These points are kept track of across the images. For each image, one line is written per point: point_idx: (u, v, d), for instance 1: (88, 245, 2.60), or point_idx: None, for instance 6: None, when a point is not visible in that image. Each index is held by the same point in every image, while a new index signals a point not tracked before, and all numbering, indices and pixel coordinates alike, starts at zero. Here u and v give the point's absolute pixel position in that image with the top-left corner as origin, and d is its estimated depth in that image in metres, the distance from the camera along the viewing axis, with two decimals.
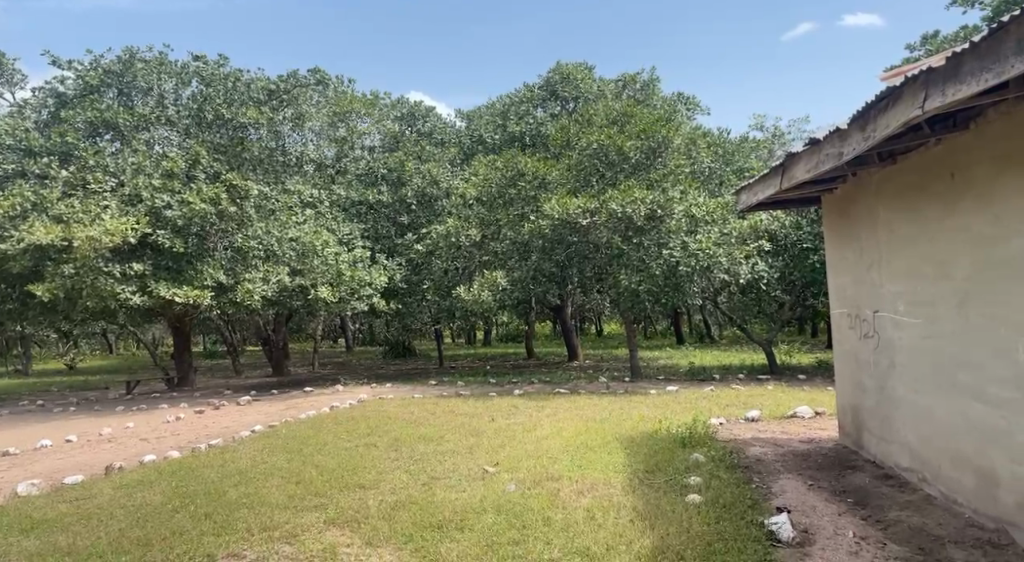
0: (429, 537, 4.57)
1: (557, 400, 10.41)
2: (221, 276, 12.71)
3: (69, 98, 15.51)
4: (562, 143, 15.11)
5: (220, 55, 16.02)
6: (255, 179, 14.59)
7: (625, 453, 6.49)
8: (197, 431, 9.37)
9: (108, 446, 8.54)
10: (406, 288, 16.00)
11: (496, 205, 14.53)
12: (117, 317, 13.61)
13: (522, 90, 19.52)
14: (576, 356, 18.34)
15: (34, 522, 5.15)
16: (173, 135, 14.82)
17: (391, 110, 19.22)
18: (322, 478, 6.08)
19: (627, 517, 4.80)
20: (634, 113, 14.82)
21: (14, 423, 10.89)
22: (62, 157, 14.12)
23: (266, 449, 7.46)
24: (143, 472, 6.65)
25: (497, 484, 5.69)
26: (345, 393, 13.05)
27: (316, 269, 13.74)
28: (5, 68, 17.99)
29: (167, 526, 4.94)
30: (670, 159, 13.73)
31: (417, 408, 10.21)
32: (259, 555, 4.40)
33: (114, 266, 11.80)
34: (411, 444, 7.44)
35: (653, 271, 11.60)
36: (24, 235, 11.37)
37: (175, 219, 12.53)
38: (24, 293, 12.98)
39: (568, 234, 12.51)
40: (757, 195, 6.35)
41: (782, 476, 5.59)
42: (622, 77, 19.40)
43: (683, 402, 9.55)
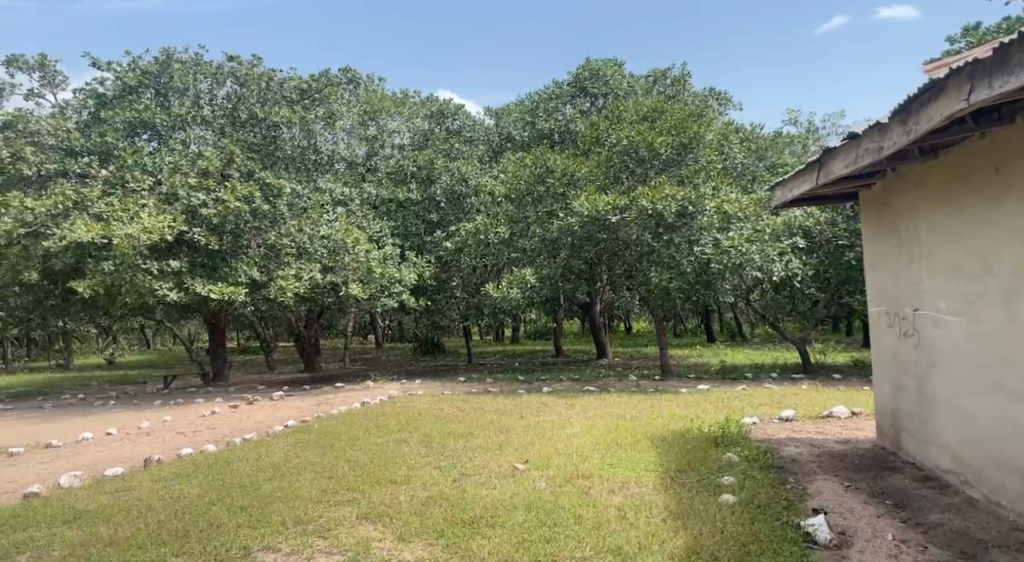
0: (460, 533, 4.58)
1: (587, 398, 10.37)
2: (255, 273, 12.92)
3: (108, 99, 15.85)
4: (591, 140, 15.02)
5: (254, 55, 16.23)
6: (287, 178, 14.75)
7: (657, 452, 6.44)
8: (232, 425, 9.52)
9: (147, 439, 8.72)
10: (436, 286, 16.11)
11: (525, 202, 14.54)
12: (154, 312, 13.91)
13: (551, 86, 19.41)
14: (605, 354, 18.24)
15: (76, 513, 5.27)
16: (208, 135, 14.99)
17: (421, 108, 19.29)
18: (355, 473, 6.15)
19: (660, 516, 4.76)
20: (665, 109, 14.69)
21: (57, 417, 11.18)
22: (102, 156, 14.44)
23: (300, 444, 7.55)
24: (181, 465, 6.78)
25: (528, 481, 5.70)
26: (376, 389, 13.15)
27: (347, 266, 13.95)
28: (48, 70, 18.45)
29: (204, 518, 5.03)
30: (702, 155, 13.58)
31: (447, 404, 10.25)
32: (293, 549, 4.44)
33: (152, 263, 12.04)
34: (441, 440, 7.48)
35: (684, 269, 11.49)
36: (66, 233, 11.67)
37: (211, 217, 12.75)
38: (66, 289, 13.30)
39: (597, 232, 12.42)
40: (791, 191, 6.26)
41: (818, 477, 5.50)
42: (653, 73, 19.25)
43: (715, 401, 9.45)
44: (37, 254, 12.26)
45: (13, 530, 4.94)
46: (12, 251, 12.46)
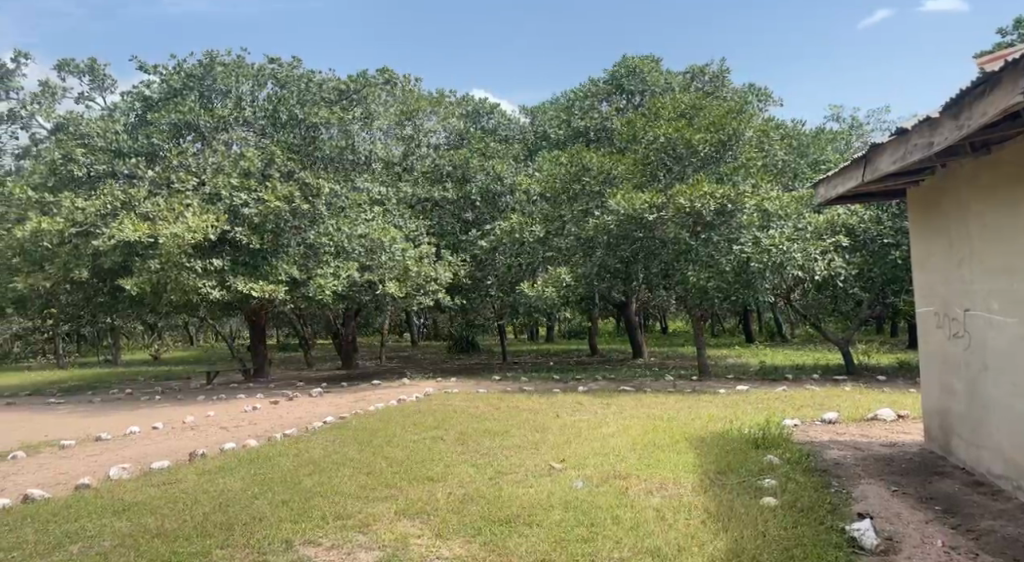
0: (498, 532, 4.59)
1: (623, 398, 10.31)
2: (295, 271, 13.13)
3: (155, 101, 16.24)
4: (629, 138, 14.92)
5: (294, 57, 16.54)
6: (326, 177, 14.92)
7: (696, 453, 6.37)
8: (272, 421, 9.69)
9: (190, 433, 8.92)
10: (471, 284, 16.17)
11: (562, 200, 14.49)
12: (198, 310, 14.25)
13: (587, 84, 19.30)
14: (641, 354, 18.08)
15: (125, 505, 5.42)
16: (250, 135, 15.27)
17: (457, 107, 19.32)
18: (393, 470, 6.20)
19: (699, 517, 4.71)
20: (703, 105, 14.49)
21: (105, 411, 11.52)
22: (148, 157, 14.81)
23: (338, 440, 7.64)
24: (223, 459, 6.93)
25: (565, 480, 5.67)
26: (412, 386, 13.27)
27: (384, 265, 14.08)
28: (97, 74, 19.01)
29: (248, 511, 5.14)
30: (741, 152, 13.33)
31: (482, 402, 10.28)
32: (334, 543, 4.50)
33: (196, 261, 12.32)
34: (478, 438, 7.50)
35: (723, 268, 11.33)
36: (114, 232, 12.02)
37: (252, 216, 13.00)
38: (114, 287, 13.68)
39: (634, 230, 12.32)
40: (836, 188, 6.12)
41: (864, 481, 5.37)
42: (691, 69, 19.01)
43: (755, 402, 9.31)
44: (87, 253, 12.60)
45: (66, 520, 5.09)
46: (64, 249, 12.80)
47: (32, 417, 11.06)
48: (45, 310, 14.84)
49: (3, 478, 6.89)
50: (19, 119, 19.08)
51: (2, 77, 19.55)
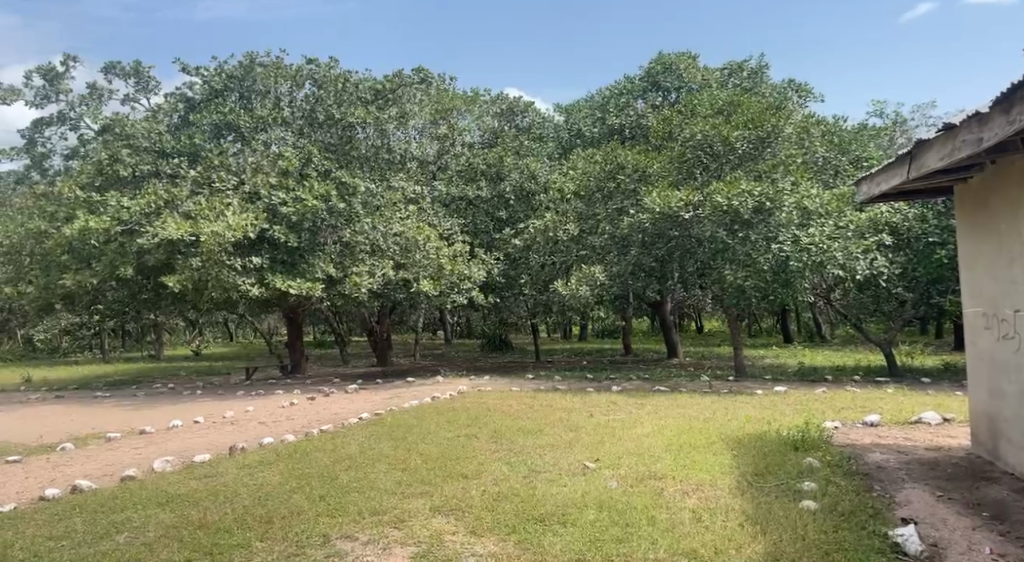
0: (531, 530, 4.59)
1: (657, 398, 10.21)
2: (331, 269, 13.31)
3: (197, 102, 16.60)
4: (664, 135, 14.77)
5: (331, 58, 16.74)
6: (362, 176, 15.14)
7: (732, 454, 6.28)
8: (308, 416, 9.84)
9: (230, 428, 9.10)
10: (505, 282, 16.17)
11: (595, 198, 14.58)
12: (237, 307, 14.53)
13: (622, 81, 19.20)
14: (676, 354, 17.89)
15: (168, 497, 5.55)
16: (288, 135, 15.42)
17: (491, 106, 19.37)
18: (428, 466, 6.26)
19: (736, 520, 4.64)
20: (742, 102, 14.27)
21: (148, 404, 11.82)
22: (190, 158, 15.15)
23: (373, 436, 7.74)
24: (262, 453, 7.06)
25: (598, 480, 5.66)
26: (446, 384, 13.33)
27: (419, 263, 14.15)
28: (142, 76, 19.49)
29: (287, 505, 5.22)
30: (781, 150, 13.06)
31: (515, 401, 10.28)
32: (371, 538, 4.55)
33: (236, 259, 12.59)
34: (511, 437, 7.51)
35: (760, 267, 11.19)
36: (158, 231, 12.31)
37: (289, 215, 13.24)
38: (157, 284, 14.01)
39: (669, 229, 12.23)
40: (879, 185, 5.96)
41: (907, 485, 5.24)
42: (729, 65, 18.81)
43: (793, 404, 9.15)
44: (132, 251, 12.92)
45: (112, 511, 5.23)
46: (110, 247, 13.16)
47: (79, 410, 11.41)
48: (92, 306, 15.27)
49: (53, 468, 7.11)
50: (68, 120, 19.66)
51: (52, 80, 20.15)
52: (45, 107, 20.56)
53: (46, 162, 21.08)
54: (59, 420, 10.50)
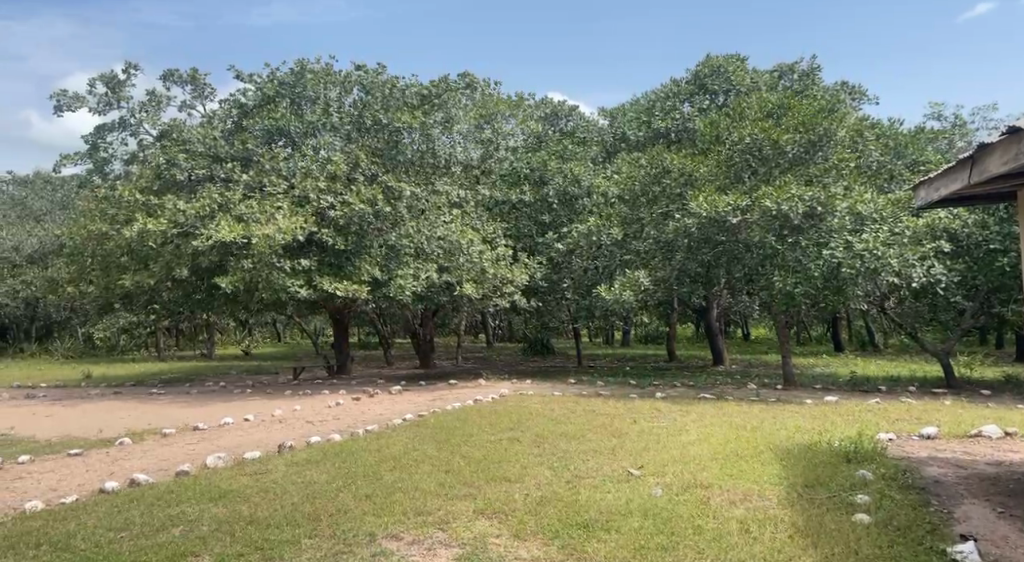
0: (575, 535, 4.58)
1: (703, 405, 10.07)
2: (376, 272, 13.50)
3: (250, 108, 17.03)
4: (711, 138, 14.56)
5: (380, 64, 17.04)
6: (408, 180, 15.31)
7: (782, 465, 6.15)
8: (354, 416, 9.99)
9: (278, 426, 9.30)
10: (547, 287, 16.15)
11: (640, 202, 14.40)
12: (285, 308, 14.85)
13: (668, 85, 19.02)
14: (722, 361, 17.60)
15: (221, 492, 5.71)
16: (336, 140, 15.67)
17: (536, 110, 19.42)
18: (471, 469, 6.29)
19: (786, 532, 4.55)
20: (793, 104, 14.01)
21: (201, 402, 12.15)
22: (243, 162, 15.57)
23: (417, 437, 7.83)
24: (310, 451, 7.20)
25: (643, 487, 5.60)
26: (488, 387, 13.39)
27: (462, 266, 14.24)
28: (198, 83, 20.10)
29: (334, 503, 5.32)
30: (832, 153, 12.81)
31: (558, 405, 10.26)
32: (415, 538, 4.60)
33: (286, 261, 12.88)
34: (554, 440, 7.51)
35: (811, 274, 10.86)
36: (212, 233, 12.67)
37: (338, 218, 13.59)
38: (210, 285, 14.43)
39: (715, 234, 12.04)
40: (937, 190, 5.76)
41: (966, 501, 5.06)
42: (779, 67, 18.46)
43: (845, 414, 8.90)
44: (187, 252, 13.31)
45: (167, 505, 5.40)
46: (166, 249, 13.59)
47: (135, 406, 11.77)
48: (148, 305, 15.79)
49: (112, 462, 7.37)
50: (128, 126, 20.38)
51: (114, 87, 20.94)
52: (107, 113, 21.34)
53: (107, 166, 21.87)
54: (118, 415, 10.88)
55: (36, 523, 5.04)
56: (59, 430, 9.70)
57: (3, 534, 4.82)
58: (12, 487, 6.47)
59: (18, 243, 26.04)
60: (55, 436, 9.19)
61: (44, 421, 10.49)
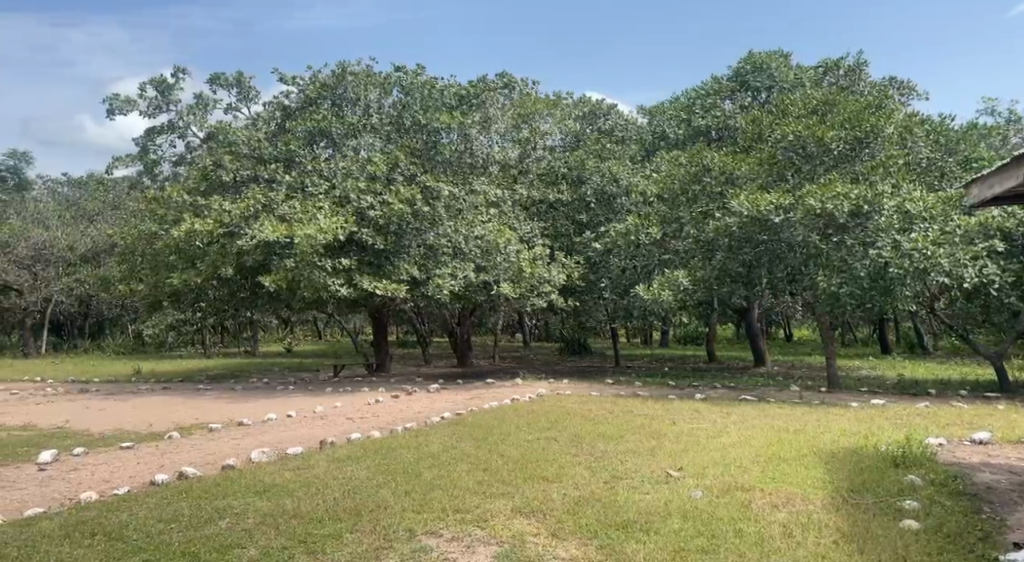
0: (614, 536, 4.56)
1: (744, 407, 9.90)
2: (415, 271, 13.63)
3: (293, 110, 17.32)
4: (754, 137, 14.31)
5: (418, 65, 17.16)
6: (446, 180, 15.41)
7: (827, 469, 6.02)
8: (393, 414, 10.11)
9: (319, 422, 9.46)
10: (585, 286, 16.11)
11: (680, 201, 14.21)
12: (327, 306, 15.11)
13: (709, 82, 18.69)
14: (763, 362, 17.31)
15: (266, 486, 5.83)
16: (377, 141, 15.85)
17: (574, 109, 19.34)
18: (509, 467, 6.32)
19: (832, 538, 4.45)
20: (838, 101, 13.68)
21: (245, 398, 12.42)
22: (286, 163, 15.86)
23: (455, 435, 7.87)
24: (351, 448, 7.31)
25: (683, 489, 5.54)
26: (526, 387, 13.39)
27: (500, 266, 14.30)
28: (244, 86, 20.54)
29: (374, 499, 5.39)
30: (880, 150, 12.52)
31: (596, 406, 10.21)
32: (455, 535, 4.63)
33: (327, 261, 13.08)
34: (592, 441, 7.49)
35: (857, 273, 10.62)
36: (256, 233, 12.95)
37: (378, 218, 13.76)
38: (254, 283, 14.78)
39: (757, 233, 11.84)
40: (991, 187, 5.57)
41: (1022, 509, 4.89)
42: (824, 63, 18.05)
43: (892, 418, 8.67)
44: (232, 252, 13.61)
45: (215, 498, 5.54)
46: (212, 248, 13.92)
47: (182, 402, 12.09)
48: (194, 303, 16.19)
49: (162, 456, 7.58)
50: (177, 129, 20.94)
51: (163, 91, 21.55)
52: (156, 116, 21.95)
53: (157, 168, 22.50)
54: (166, 410, 11.19)
55: (91, 514, 5.21)
56: (111, 423, 10.04)
57: (59, 523, 5.00)
58: (67, 478, 6.71)
59: (73, 241, 26.98)
60: (108, 429, 9.51)
61: (97, 415, 10.85)
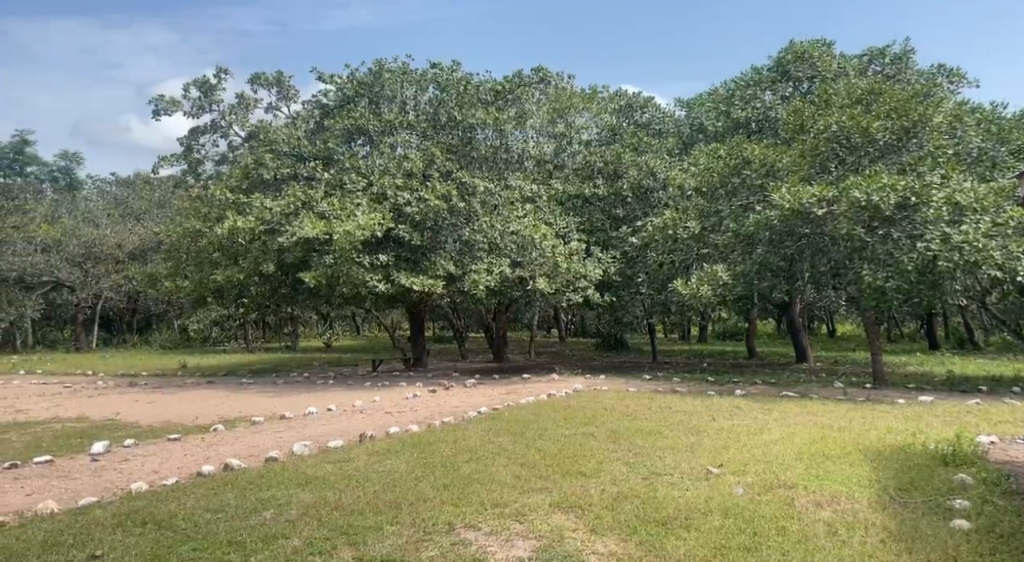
0: (655, 532, 4.52)
1: (785, 404, 9.72)
2: (451, 267, 13.71)
3: (331, 108, 17.53)
4: (795, 128, 14.01)
5: (454, 61, 17.18)
6: (481, 176, 15.38)
7: (872, 466, 5.89)
8: (431, 408, 10.19)
9: (359, 416, 9.59)
10: (621, 281, 16.02)
11: (719, 195, 14.00)
12: (365, 302, 15.30)
13: (748, 73, 18.33)
14: (805, 358, 16.97)
15: (308, 478, 5.94)
16: (413, 137, 15.96)
17: (610, 103, 19.16)
18: (546, 462, 6.32)
19: (877, 537, 4.35)
20: (884, 90, 13.33)
21: (286, 392, 12.65)
22: (324, 161, 16.04)
23: (493, 430, 7.90)
24: (390, 442, 7.39)
25: (724, 486, 5.48)
26: (562, 382, 13.36)
27: (535, 262, 14.28)
28: (283, 85, 20.86)
29: (414, 492, 5.44)
30: (928, 140, 12.17)
31: (634, 401, 10.14)
32: (493, 529, 4.65)
33: (365, 258, 13.30)
34: (629, 437, 7.43)
35: (903, 267, 10.39)
36: (296, 230, 13.16)
37: (414, 214, 13.88)
38: (295, 280, 15.02)
39: (799, 226, 11.56)
40: None
41: None
42: (869, 52, 17.60)
43: (941, 416, 8.43)
44: (273, 248, 13.85)
45: (259, 489, 5.66)
46: (254, 246, 14.18)
47: (226, 395, 12.36)
48: (237, 300, 16.53)
49: (207, 448, 7.77)
50: (220, 128, 21.41)
51: (206, 91, 22.00)
52: (200, 116, 22.45)
53: (201, 167, 23.03)
54: (211, 403, 11.46)
55: (141, 503, 5.37)
56: (159, 415, 10.32)
57: (112, 512, 5.16)
58: (119, 468, 6.93)
59: (121, 239, 27.75)
60: (156, 421, 9.78)
61: (145, 407, 11.17)
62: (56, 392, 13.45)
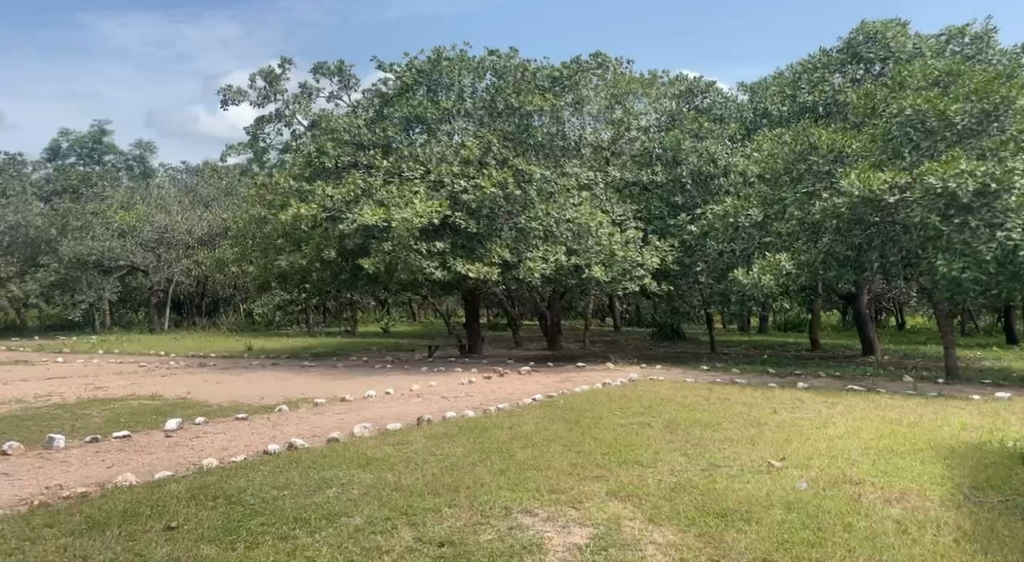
0: (713, 524, 4.47)
1: (851, 397, 9.43)
2: (507, 254, 13.71)
3: (390, 96, 17.74)
4: (866, 111, 13.66)
5: (511, 48, 17.17)
6: (537, 163, 15.37)
7: (945, 464, 5.65)
8: (486, 394, 10.29)
9: (417, 400, 9.75)
10: (680, 270, 15.82)
11: (783, 180, 13.85)
12: (422, 288, 15.50)
13: (817, 55, 17.68)
14: (872, 351, 16.35)
15: (368, 459, 6.07)
16: (469, 126, 16.05)
17: (670, 88, 18.77)
18: (602, 451, 6.29)
19: (950, 537, 4.19)
20: (964, 71, 12.68)
21: (346, 375, 12.95)
22: (384, 149, 16.27)
23: (548, 417, 7.92)
24: (446, 426, 7.47)
25: (787, 480, 5.35)
26: (618, 370, 13.30)
27: (591, 249, 14.20)
28: (344, 74, 21.19)
29: (470, 476, 5.50)
30: (1011, 124, 11.44)
31: (692, 392, 10.00)
32: (551, 515, 4.67)
33: (422, 244, 13.43)
34: (688, 428, 7.32)
35: (981, 256, 9.84)
36: (356, 217, 13.39)
37: (470, 202, 14.00)
38: (354, 266, 15.30)
39: (868, 213, 11.17)
40: None
41: None
42: (947, 31, 16.72)
43: (1019, 413, 8.03)
44: (334, 235, 14.17)
45: (321, 468, 5.82)
46: (316, 232, 14.48)
47: (288, 377, 12.73)
48: (300, 285, 16.97)
49: (273, 427, 8.03)
50: (283, 117, 21.90)
51: (270, 82, 22.53)
52: (264, 106, 23.01)
53: (265, 155, 23.65)
54: (274, 385, 11.82)
55: (213, 478, 5.59)
56: (227, 396, 10.71)
57: (186, 486, 5.40)
58: (191, 444, 7.22)
59: (190, 226, 28.78)
60: (224, 401, 10.15)
61: (214, 388, 11.59)
62: (133, 371, 14.11)
